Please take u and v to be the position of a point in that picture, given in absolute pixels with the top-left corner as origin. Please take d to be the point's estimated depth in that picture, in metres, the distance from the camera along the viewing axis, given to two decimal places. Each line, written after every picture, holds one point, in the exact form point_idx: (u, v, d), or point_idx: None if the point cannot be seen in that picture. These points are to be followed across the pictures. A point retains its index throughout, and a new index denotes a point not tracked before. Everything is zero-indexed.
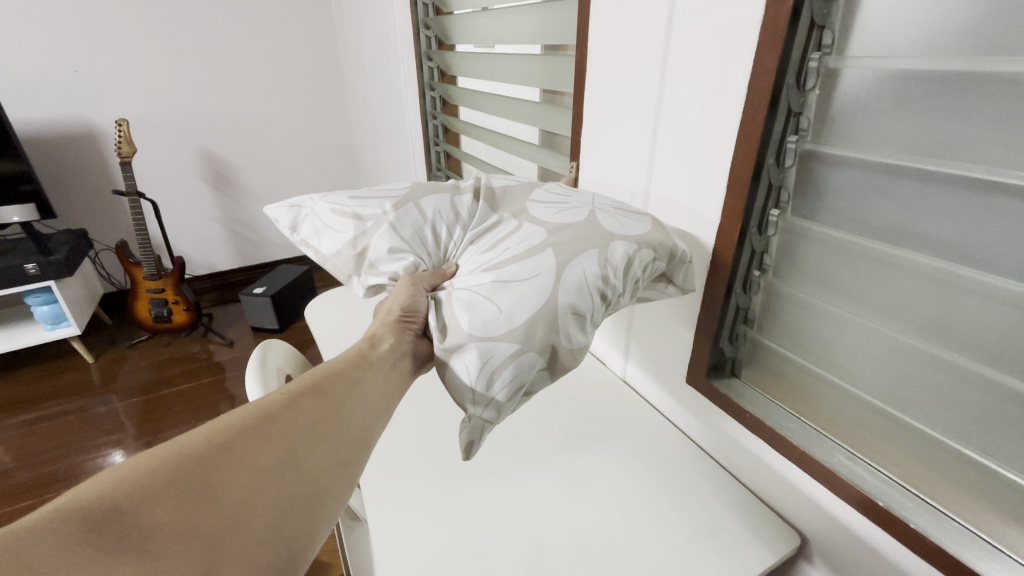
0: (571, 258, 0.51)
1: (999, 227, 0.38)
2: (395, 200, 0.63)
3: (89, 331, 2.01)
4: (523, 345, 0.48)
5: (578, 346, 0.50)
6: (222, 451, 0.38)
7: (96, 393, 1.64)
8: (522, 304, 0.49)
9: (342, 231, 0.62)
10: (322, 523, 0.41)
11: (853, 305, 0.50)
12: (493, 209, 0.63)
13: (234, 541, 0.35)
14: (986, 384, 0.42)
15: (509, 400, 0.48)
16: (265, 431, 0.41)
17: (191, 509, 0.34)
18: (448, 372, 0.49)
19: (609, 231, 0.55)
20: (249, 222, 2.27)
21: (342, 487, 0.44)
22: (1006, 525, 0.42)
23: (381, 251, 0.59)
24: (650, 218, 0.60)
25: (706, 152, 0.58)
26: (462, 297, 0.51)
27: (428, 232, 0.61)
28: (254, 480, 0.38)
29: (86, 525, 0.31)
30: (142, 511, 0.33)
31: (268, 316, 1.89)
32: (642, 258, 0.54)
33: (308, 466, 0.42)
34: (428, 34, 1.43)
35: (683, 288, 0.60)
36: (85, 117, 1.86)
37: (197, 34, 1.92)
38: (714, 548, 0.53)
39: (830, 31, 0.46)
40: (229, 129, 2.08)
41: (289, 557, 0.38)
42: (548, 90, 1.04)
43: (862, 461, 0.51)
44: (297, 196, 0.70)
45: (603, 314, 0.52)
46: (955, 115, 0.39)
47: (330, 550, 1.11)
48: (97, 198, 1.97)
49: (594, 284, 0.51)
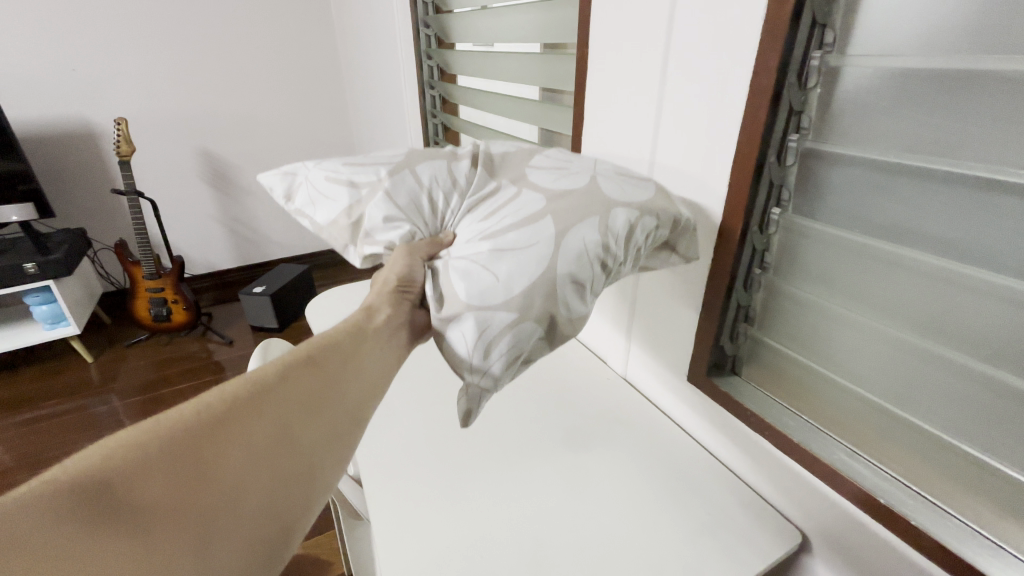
0: (570, 225, 0.51)
1: (1004, 226, 0.38)
2: (390, 165, 0.62)
3: (88, 331, 2.00)
4: (521, 315, 0.48)
5: (576, 315, 0.51)
6: (217, 427, 0.40)
7: (95, 392, 1.64)
8: (520, 273, 0.49)
9: (337, 199, 0.62)
10: (314, 500, 0.43)
11: (847, 297, 0.51)
12: (492, 175, 0.61)
13: (226, 517, 0.37)
14: (986, 381, 0.42)
15: (506, 370, 0.49)
16: (261, 407, 0.43)
17: (186, 485, 0.36)
18: (446, 343, 0.49)
19: (611, 198, 0.54)
20: (249, 221, 2.26)
21: (336, 461, 0.46)
22: (1007, 521, 0.43)
23: (376, 220, 0.59)
24: (652, 183, 0.60)
25: (706, 147, 0.58)
26: (460, 266, 0.51)
27: (424, 200, 0.60)
28: (247, 457, 0.40)
29: (84, 499, 0.32)
30: (134, 486, 0.34)
31: (268, 315, 1.89)
32: (644, 225, 0.54)
33: (303, 444, 0.44)
34: (428, 32, 1.43)
35: (686, 257, 0.59)
36: (84, 116, 1.85)
37: (196, 34, 1.91)
38: (715, 546, 0.53)
39: (831, 30, 0.46)
40: (228, 129, 2.08)
41: (282, 529, 0.40)
42: (549, 87, 1.04)
43: (862, 458, 0.51)
44: (291, 164, 0.71)
45: (603, 282, 0.52)
46: (956, 113, 0.40)
47: (331, 549, 1.11)
48: (96, 197, 1.96)
49: (594, 252, 0.51)
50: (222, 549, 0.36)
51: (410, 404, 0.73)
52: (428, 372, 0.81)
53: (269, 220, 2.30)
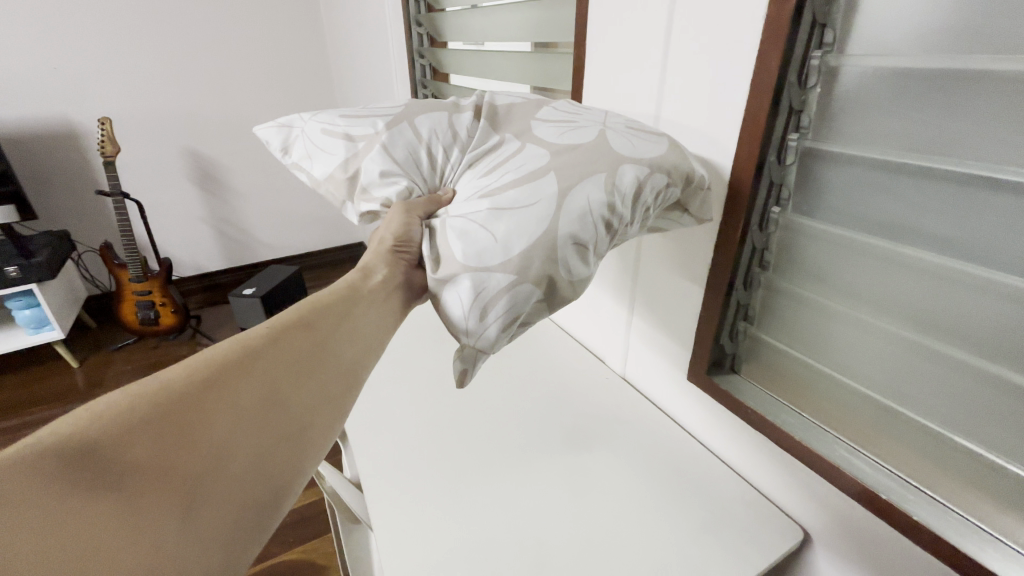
0: (572, 184, 0.50)
1: (1003, 224, 0.39)
2: (388, 118, 0.62)
3: (73, 334, 1.96)
4: (519, 277, 0.47)
5: (578, 277, 0.50)
6: (204, 390, 0.39)
7: (81, 397, 1.61)
8: (518, 233, 0.48)
9: (335, 152, 0.62)
10: (305, 466, 0.42)
11: (839, 282, 0.52)
12: (494, 129, 0.60)
13: (216, 482, 0.36)
14: (983, 376, 0.42)
15: (503, 332, 0.49)
16: (249, 371, 0.42)
17: (173, 447, 0.35)
18: (442, 305, 0.49)
19: (619, 153, 0.52)
20: (237, 222, 2.23)
21: (328, 428, 0.45)
22: (1004, 514, 0.43)
23: (373, 174, 0.58)
24: (666, 137, 0.57)
25: (708, 142, 0.59)
26: (457, 226, 0.51)
27: (423, 153, 0.59)
28: (236, 422, 0.39)
29: (68, 459, 0.31)
30: (122, 447, 0.33)
31: (255, 315, 1.84)
32: (653, 183, 0.52)
33: (293, 410, 0.43)
34: (420, 32, 1.42)
35: (699, 217, 0.58)
36: (66, 115, 1.81)
37: (181, 32, 1.88)
38: (715, 544, 0.53)
39: (831, 29, 0.46)
40: (215, 129, 2.05)
41: (272, 496, 0.39)
42: (541, 85, 1.04)
43: (862, 454, 0.52)
44: (287, 116, 0.70)
45: (607, 244, 0.51)
46: (956, 113, 0.40)
47: (327, 552, 1.10)
48: (79, 198, 1.92)
49: (598, 212, 0.49)
50: (210, 511, 0.35)
51: (409, 403, 0.73)
52: (426, 373, 0.80)
53: (259, 221, 2.28)
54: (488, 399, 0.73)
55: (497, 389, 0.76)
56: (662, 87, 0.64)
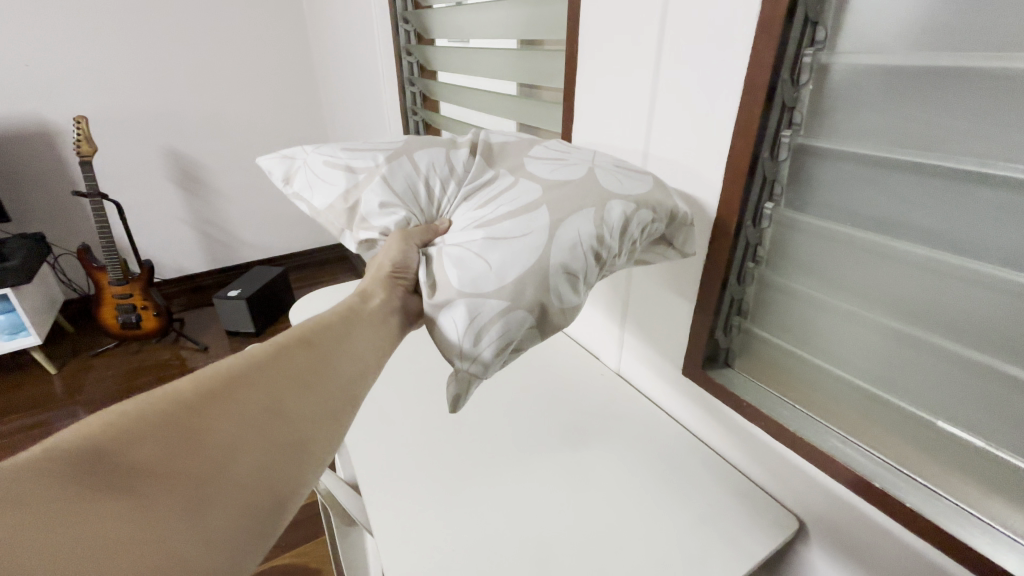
0: (565, 216, 0.50)
1: (994, 219, 0.39)
2: (389, 151, 0.61)
3: (50, 340, 1.91)
4: (512, 303, 0.47)
5: (569, 305, 0.50)
6: (207, 400, 0.38)
7: (60, 405, 1.57)
8: (512, 262, 0.48)
9: (335, 183, 0.61)
10: (308, 474, 0.41)
11: (833, 277, 0.53)
12: (489, 164, 0.60)
13: (220, 489, 0.35)
14: (977, 367, 0.43)
15: (496, 357, 0.48)
16: (252, 381, 0.41)
17: (176, 455, 0.35)
18: (437, 329, 0.49)
19: (607, 189, 0.53)
20: (220, 222, 2.19)
21: (332, 437, 0.44)
22: (995, 501, 0.44)
23: (373, 205, 0.58)
24: (650, 174, 0.59)
25: (693, 178, 0.61)
26: (454, 253, 0.51)
27: (422, 187, 0.59)
28: (239, 430, 0.38)
29: (77, 466, 0.32)
30: (127, 455, 0.33)
31: (243, 318, 1.84)
32: (640, 218, 0.53)
33: (296, 419, 0.42)
34: (407, 29, 1.40)
35: (682, 251, 0.59)
36: (39, 114, 1.76)
37: (159, 27, 1.83)
38: (713, 536, 0.54)
39: (822, 27, 0.47)
40: (197, 127, 2.01)
41: (276, 502, 0.38)
42: (528, 83, 1.03)
43: (855, 444, 0.53)
44: (290, 147, 0.70)
45: (597, 275, 0.51)
46: (944, 109, 0.41)
47: (321, 556, 1.09)
48: (54, 199, 1.86)
49: (588, 244, 0.49)
50: (216, 517, 0.34)
51: (404, 405, 0.72)
52: (420, 374, 0.80)
53: (242, 221, 2.24)
54: (485, 398, 0.73)
55: (491, 388, 0.76)
56: (651, 115, 0.65)
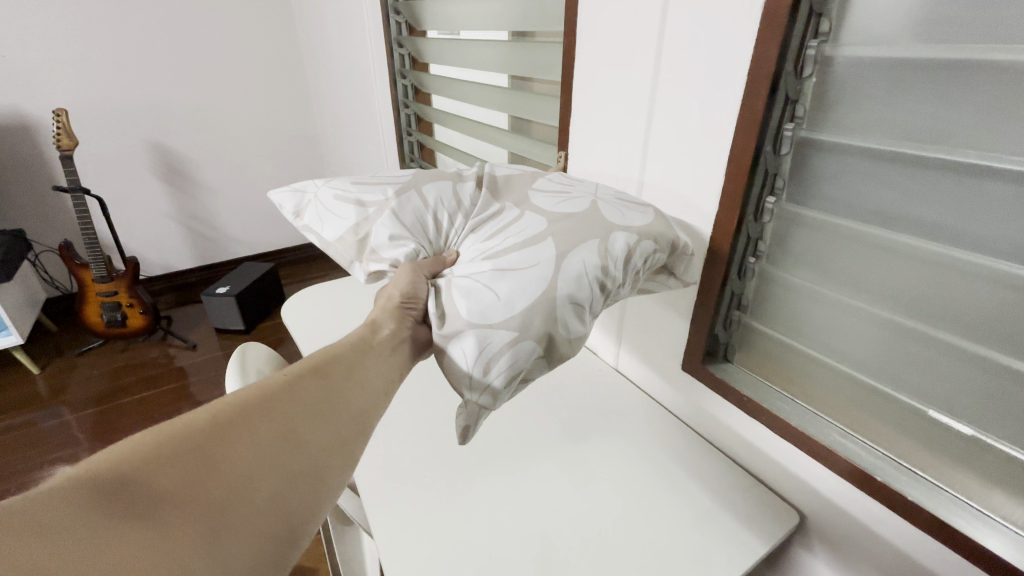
0: (571, 247, 0.50)
1: (1004, 212, 0.39)
2: (399, 185, 0.61)
3: (32, 339, 1.86)
4: (521, 333, 0.47)
5: (575, 335, 0.49)
6: (222, 427, 0.38)
7: (44, 404, 1.53)
8: (520, 291, 0.47)
9: (345, 217, 0.59)
10: (321, 503, 0.40)
11: (839, 276, 0.52)
12: (495, 197, 0.60)
13: (235, 519, 0.34)
14: (981, 361, 0.43)
15: (505, 386, 0.47)
16: (265, 411, 0.40)
17: (193, 482, 0.34)
18: (446, 358, 0.48)
19: (610, 222, 0.53)
20: (207, 218, 2.15)
21: (343, 468, 0.42)
22: (996, 493, 0.44)
23: (382, 238, 0.56)
24: (651, 207, 0.59)
25: (689, 204, 0.62)
26: (462, 285, 0.50)
27: (429, 219, 0.58)
28: (252, 459, 0.37)
29: (96, 493, 0.31)
30: (146, 483, 0.32)
31: (232, 316, 1.81)
32: (643, 249, 0.53)
33: (310, 446, 0.41)
34: (398, 19, 1.38)
35: (683, 280, 0.59)
36: (17, 107, 1.71)
37: (140, 17, 1.78)
38: (718, 531, 0.53)
39: (827, 19, 0.46)
40: (181, 120, 1.96)
41: (289, 533, 0.37)
42: (521, 76, 1.02)
43: (855, 438, 0.53)
44: (300, 180, 0.68)
45: (601, 304, 0.51)
46: (951, 102, 0.40)
47: (315, 555, 1.08)
48: (35, 194, 1.81)
49: (593, 274, 0.49)
50: (232, 547, 0.33)
51: (401, 404, 0.71)
52: (416, 374, 0.79)
53: (230, 216, 2.20)
54: None
55: None
56: (650, 115, 0.64)
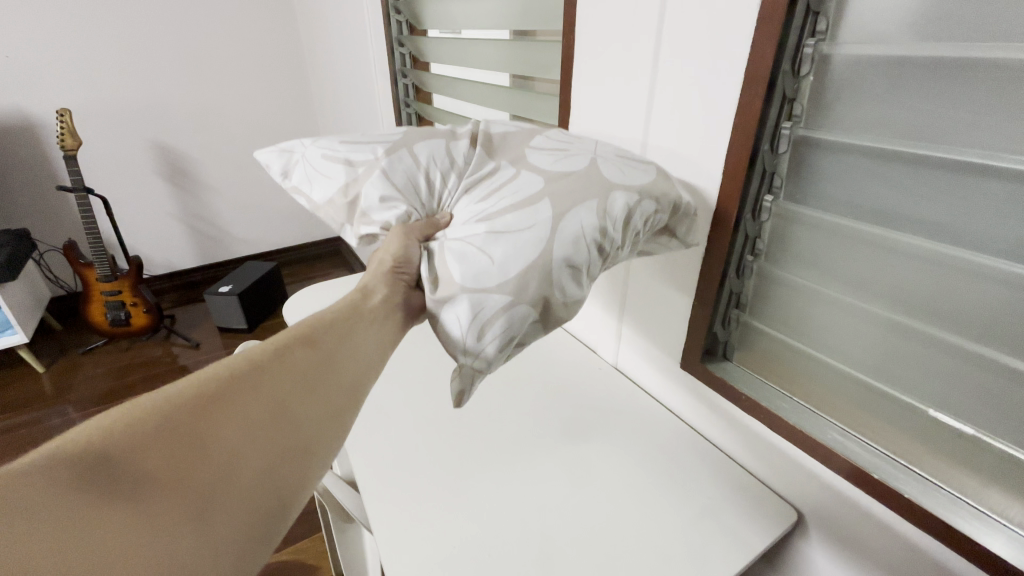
0: (567, 209, 0.50)
1: (1012, 213, 0.38)
2: (389, 144, 0.61)
3: (37, 338, 1.88)
4: (515, 297, 0.47)
5: (571, 299, 0.50)
6: (211, 406, 0.38)
7: (49, 403, 1.55)
8: (516, 255, 0.48)
9: (335, 177, 0.60)
10: (311, 476, 0.42)
11: (833, 268, 0.52)
12: (490, 156, 0.60)
13: (223, 496, 0.36)
14: (975, 357, 0.43)
15: (500, 352, 0.48)
16: (255, 384, 0.41)
17: (182, 460, 0.35)
18: (440, 325, 0.48)
19: (610, 180, 0.53)
20: (210, 217, 2.16)
21: (333, 439, 0.44)
22: (993, 492, 0.45)
23: (373, 199, 0.57)
24: (654, 165, 0.59)
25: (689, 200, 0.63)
26: (456, 248, 0.50)
27: (422, 179, 0.58)
28: (242, 436, 0.38)
29: (81, 470, 0.31)
30: (134, 459, 0.33)
31: (235, 315, 1.82)
32: (642, 210, 0.53)
33: (300, 420, 0.42)
34: (399, 19, 1.39)
35: (686, 242, 0.59)
36: (22, 108, 1.72)
37: (142, 18, 1.79)
38: (716, 529, 0.53)
39: (824, 18, 0.47)
40: (184, 120, 1.97)
41: (279, 506, 0.39)
42: (521, 74, 1.02)
43: (853, 436, 0.53)
44: (288, 141, 0.69)
45: (600, 267, 0.51)
46: (952, 99, 0.40)
47: (318, 554, 1.09)
48: (39, 194, 1.83)
49: (591, 236, 0.49)
50: (222, 518, 0.35)
51: (401, 400, 0.72)
52: (418, 371, 0.79)
53: (233, 215, 2.21)
54: (484, 396, 0.73)
55: (490, 385, 0.75)
56: (651, 106, 0.65)
